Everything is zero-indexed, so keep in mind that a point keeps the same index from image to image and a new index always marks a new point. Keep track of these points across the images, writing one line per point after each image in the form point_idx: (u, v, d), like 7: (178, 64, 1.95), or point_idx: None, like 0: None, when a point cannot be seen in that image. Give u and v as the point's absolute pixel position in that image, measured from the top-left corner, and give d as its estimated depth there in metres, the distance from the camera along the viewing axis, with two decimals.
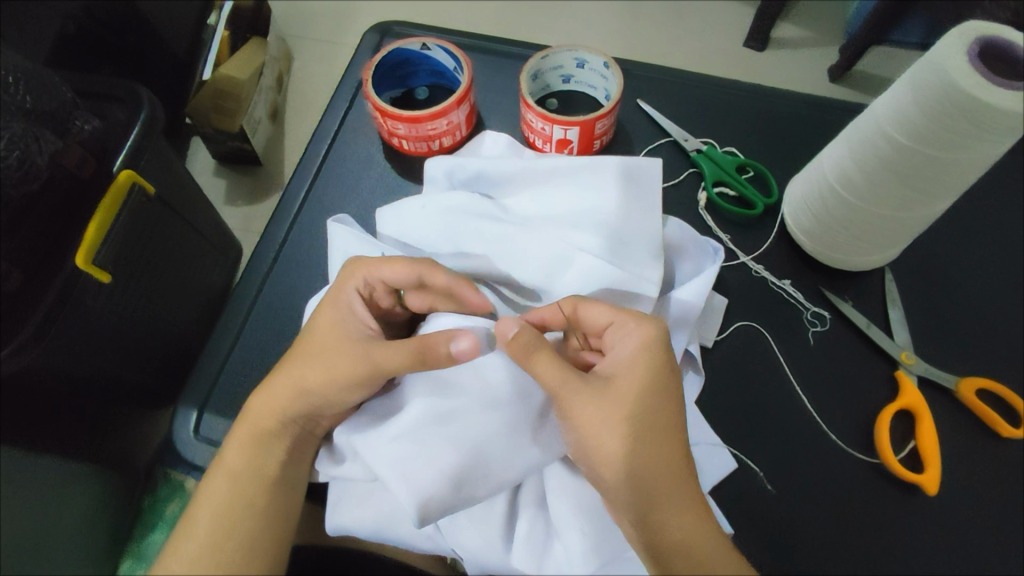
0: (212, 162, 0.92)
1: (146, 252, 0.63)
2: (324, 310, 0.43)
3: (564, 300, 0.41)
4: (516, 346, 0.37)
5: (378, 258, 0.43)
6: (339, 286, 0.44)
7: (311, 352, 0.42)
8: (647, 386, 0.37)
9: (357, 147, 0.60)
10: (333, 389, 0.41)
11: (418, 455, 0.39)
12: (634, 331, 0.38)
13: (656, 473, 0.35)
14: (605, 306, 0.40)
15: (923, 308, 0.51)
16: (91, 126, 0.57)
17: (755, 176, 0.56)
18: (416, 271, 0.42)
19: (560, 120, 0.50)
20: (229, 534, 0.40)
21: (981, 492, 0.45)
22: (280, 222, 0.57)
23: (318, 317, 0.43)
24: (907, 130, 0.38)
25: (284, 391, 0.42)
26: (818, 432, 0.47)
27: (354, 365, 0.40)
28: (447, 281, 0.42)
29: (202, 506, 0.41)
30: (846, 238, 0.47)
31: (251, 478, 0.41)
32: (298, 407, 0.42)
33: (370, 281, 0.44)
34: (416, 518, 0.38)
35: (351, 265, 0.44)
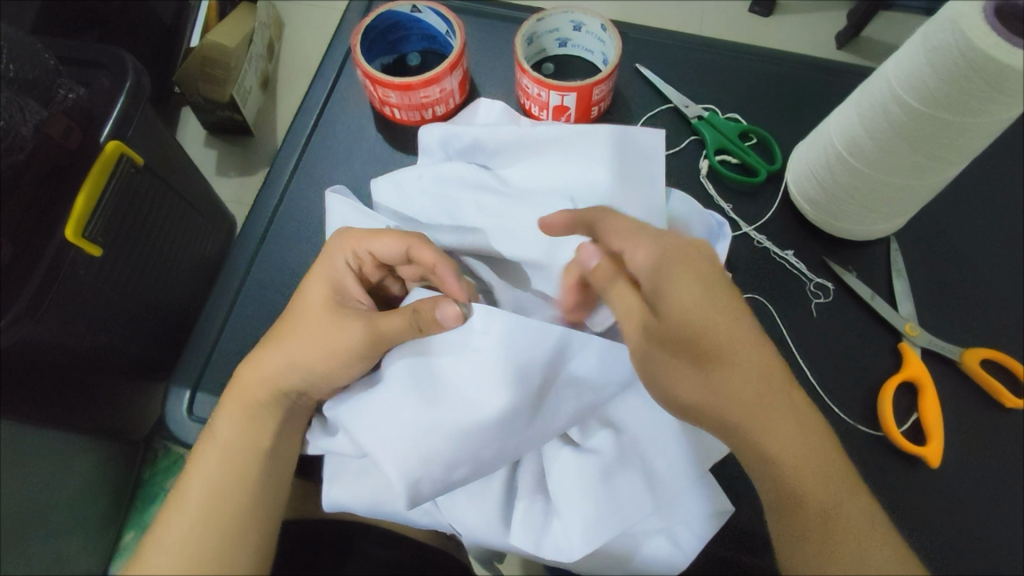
0: (204, 133, 0.89)
1: (137, 223, 0.61)
2: (314, 279, 0.43)
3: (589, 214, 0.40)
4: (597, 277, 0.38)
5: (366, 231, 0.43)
6: (328, 259, 0.43)
7: (304, 326, 0.42)
8: (710, 317, 0.36)
9: (347, 116, 0.58)
10: (324, 359, 0.41)
11: (409, 430, 0.38)
12: (663, 258, 0.37)
13: (734, 396, 0.36)
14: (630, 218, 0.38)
15: (929, 278, 0.50)
16: (75, 95, 0.55)
17: (757, 143, 0.54)
18: (406, 245, 0.41)
19: (557, 86, 0.48)
20: (218, 508, 0.39)
21: (984, 462, 0.45)
22: (270, 195, 0.55)
23: (307, 290, 0.43)
24: (920, 93, 0.36)
25: (275, 366, 0.42)
26: (820, 405, 0.46)
27: (347, 338, 0.40)
28: (432, 258, 0.41)
29: (192, 482, 0.40)
30: (852, 207, 0.46)
31: (242, 454, 0.41)
32: (292, 380, 0.41)
33: (360, 256, 0.43)
34: (407, 499, 0.39)
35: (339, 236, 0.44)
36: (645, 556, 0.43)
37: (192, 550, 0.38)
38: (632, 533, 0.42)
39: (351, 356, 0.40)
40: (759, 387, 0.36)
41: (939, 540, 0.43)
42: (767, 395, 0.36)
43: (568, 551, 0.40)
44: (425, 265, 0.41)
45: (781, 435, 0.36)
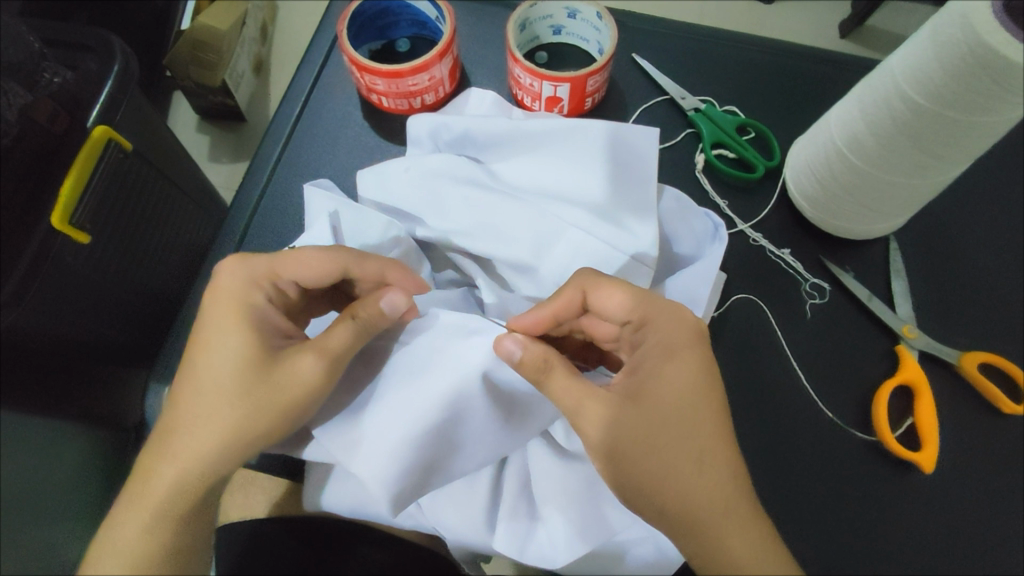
0: (194, 118, 0.87)
1: (126, 211, 0.59)
2: (222, 346, 0.37)
3: (573, 286, 0.38)
4: (527, 365, 0.36)
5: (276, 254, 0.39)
6: (229, 293, 0.39)
7: (230, 381, 0.37)
8: (688, 406, 0.35)
9: (335, 104, 0.56)
10: (277, 413, 0.37)
11: (385, 441, 0.38)
12: (659, 331, 0.36)
13: (670, 432, 0.34)
14: (625, 293, 0.37)
15: (928, 279, 0.49)
16: (61, 79, 0.54)
17: (755, 137, 0.52)
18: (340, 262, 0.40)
19: (549, 76, 0.47)
20: (168, 533, 0.37)
21: (980, 468, 0.44)
22: (255, 184, 0.54)
23: (216, 345, 0.37)
24: (926, 90, 0.35)
25: (203, 425, 0.37)
26: (815, 408, 0.45)
27: (294, 376, 0.37)
28: (376, 267, 0.40)
29: (125, 523, 0.37)
30: (850, 205, 0.44)
31: (177, 501, 0.37)
32: (222, 440, 0.37)
33: (276, 282, 0.40)
34: (389, 507, 0.38)
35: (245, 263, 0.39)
36: (635, 558, 0.42)
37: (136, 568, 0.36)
38: (618, 538, 0.42)
39: (307, 395, 0.37)
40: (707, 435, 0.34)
41: (931, 547, 0.42)
42: (715, 447, 0.34)
43: (553, 556, 0.39)
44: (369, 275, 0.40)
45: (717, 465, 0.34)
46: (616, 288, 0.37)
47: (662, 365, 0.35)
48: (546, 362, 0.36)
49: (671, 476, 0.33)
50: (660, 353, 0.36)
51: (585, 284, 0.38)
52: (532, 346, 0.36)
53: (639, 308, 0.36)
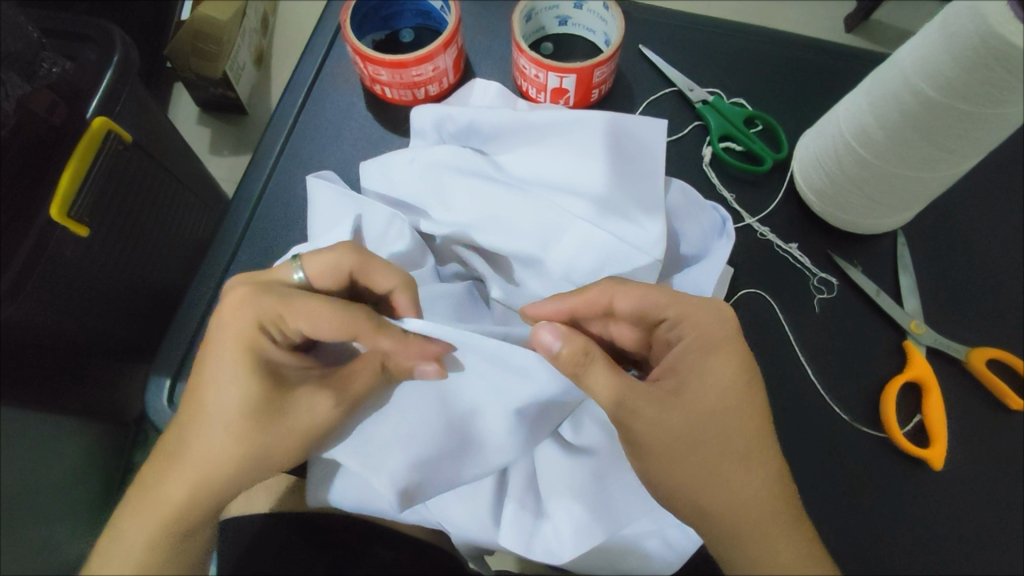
0: (194, 110, 0.86)
1: (126, 202, 0.59)
2: (217, 381, 0.36)
3: (601, 282, 0.38)
4: (566, 359, 0.35)
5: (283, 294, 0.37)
6: (226, 340, 0.36)
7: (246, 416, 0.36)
8: (727, 403, 0.35)
9: (338, 95, 0.56)
10: (299, 446, 0.37)
11: (398, 439, 0.38)
12: (697, 326, 0.36)
13: (706, 428, 0.35)
14: (649, 290, 0.37)
15: (936, 275, 0.48)
16: (60, 69, 0.53)
17: (763, 130, 0.52)
18: (350, 328, 0.37)
19: (555, 66, 0.46)
20: (165, 550, 0.37)
21: (988, 465, 0.43)
22: (256, 176, 0.53)
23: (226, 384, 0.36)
24: (937, 82, 0.34)
25: (206, 456, 0.36)
26: (822, 405, 0.45)
27: (309, 416, 0.37)
28: (387, 343, 0.37)
29: (128, 533, 0.37)
30: (859, 199, 0.44)
31: (168, 525, 0.37)
32: (229, 472, 0.37)
33: (280, 325, 0.37)
34: (398, 504, 0.38)
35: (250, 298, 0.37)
36: (641, 554, 0.41)
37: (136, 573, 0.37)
38: (625, 532, 0.41)
39: (324, 431, 0.38)
40: (744, 434, 0.35)
41: (938, 544, 0.42)
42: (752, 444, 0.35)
43: (558, 553, 0.39)
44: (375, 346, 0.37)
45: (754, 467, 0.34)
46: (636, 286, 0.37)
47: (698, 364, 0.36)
48: (586, 354, 0.35)
49: (711, 474, 0.34)
50: (697, 347, 0.36)
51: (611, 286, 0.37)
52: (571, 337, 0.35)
53: (674, 302, 0.36)
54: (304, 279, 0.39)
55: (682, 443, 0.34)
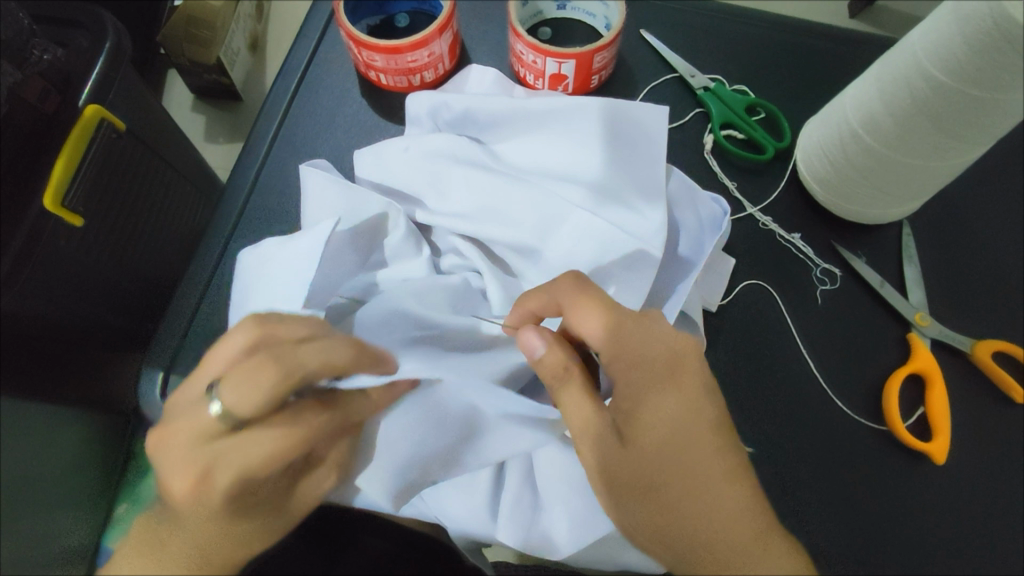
0: (189, 97, 0.85)
1: (120, 191, 0.58)
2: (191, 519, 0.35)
3: (552, 294, 0.36)
4: (545, 365, 0.36)
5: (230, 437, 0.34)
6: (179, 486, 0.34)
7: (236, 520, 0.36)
8: (685, 435, 0.34)
9: (332, 82, 0.54)
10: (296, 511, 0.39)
11: (397, 448, 0.38)
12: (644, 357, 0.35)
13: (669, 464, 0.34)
14: (605, 321, 0.35)
15: (941, 265, 0.47)
16: (51, 56, 0.53)
17: (766, 117, 0.51)
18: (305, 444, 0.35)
19: (553, 52, 0.45)
20: None
21: (993, 458, 0.43)
22: (249, 165, 0.52)
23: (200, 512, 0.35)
24: (949, 68, 0.33)
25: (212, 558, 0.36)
26: (825, 398, 0.44)
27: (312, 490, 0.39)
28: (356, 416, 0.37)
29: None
30: (865, 188, 0.43)
31: None
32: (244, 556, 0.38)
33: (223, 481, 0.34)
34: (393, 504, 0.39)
35: (190, 460, 0.34)
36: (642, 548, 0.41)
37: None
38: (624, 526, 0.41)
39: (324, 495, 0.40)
40: (712, 463, 0.34)
41: (942, 539, 0.41)
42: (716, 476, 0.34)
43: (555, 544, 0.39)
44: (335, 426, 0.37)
45: (727, 495, 0.33)
46: (594, 311, 0.35)
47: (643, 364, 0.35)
48: (566, 368, 0.35)
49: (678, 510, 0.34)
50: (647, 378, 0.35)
51: (561, 298, 0.35)
52: (551, 344, 0.35)
53: (621, 338, 0.35)
54: (228, 414, 0.33)
55: (640, 482, 0.34)
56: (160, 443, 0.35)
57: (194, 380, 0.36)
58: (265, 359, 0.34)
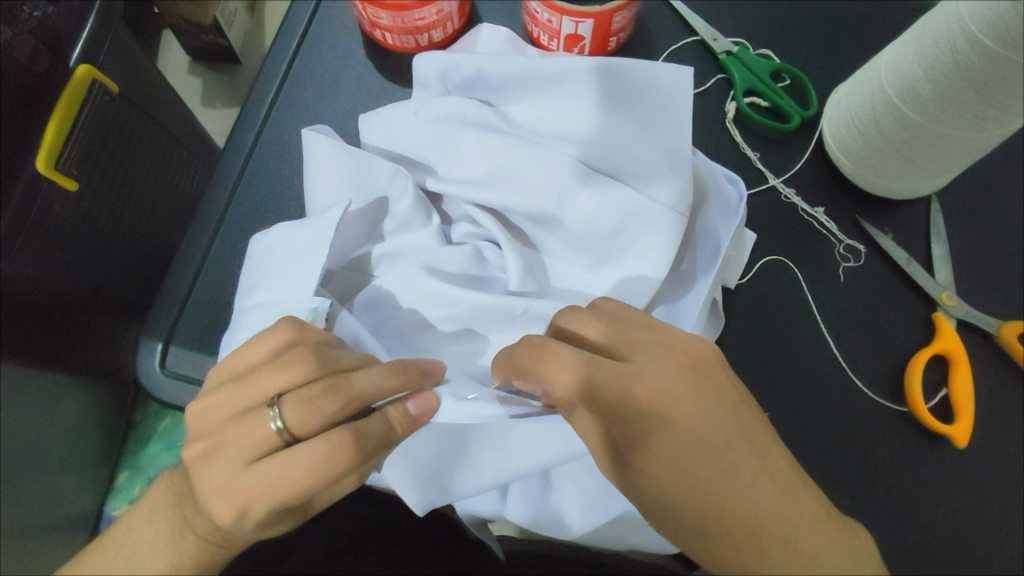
0: (185, 59, 0.82)
1: (117, 155, 0.55)
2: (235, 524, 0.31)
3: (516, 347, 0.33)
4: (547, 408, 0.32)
5: (281, 461, 0.30)
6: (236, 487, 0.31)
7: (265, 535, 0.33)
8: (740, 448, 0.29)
9: (335, 41, 0.52)
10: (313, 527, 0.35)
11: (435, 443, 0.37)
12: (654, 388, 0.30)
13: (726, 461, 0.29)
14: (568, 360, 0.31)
15: (970, 244, 0.45)
16: (41, 13, 0.48)
17: (791, 84, 0.48)
18: (343, 434, 0.31)
19: (569, 10, 0.43)
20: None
21: (1016, 442, 0.42)
22: (247, 127, 0.50)
23: (230, 532, 0.32)
24: (997, 31, 0.31)
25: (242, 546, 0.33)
26: (846, 378, 0.43)
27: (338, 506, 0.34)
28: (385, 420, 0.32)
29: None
30: (895, 161, 0.41)
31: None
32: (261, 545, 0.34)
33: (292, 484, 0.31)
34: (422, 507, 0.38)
35: (243, 490, 0.30)
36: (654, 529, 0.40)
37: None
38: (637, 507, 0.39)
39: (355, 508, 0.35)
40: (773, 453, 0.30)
41: (962, 524, 0.40)
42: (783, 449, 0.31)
43: (565, 521, 0.39)
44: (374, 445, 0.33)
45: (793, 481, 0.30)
46: (559, 361, 0.31)
47: (636, 362, 0.31)
48: (567, 404, 0.31)
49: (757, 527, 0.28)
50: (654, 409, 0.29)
51: (523, 362, 0.32)
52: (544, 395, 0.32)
53: (592, 378, 0.30)
54: (284, 430, 0.31)
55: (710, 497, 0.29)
56: (202, 459, 0.32)
57: (228, 394, 0.32)
58: (305, 353, 0.32)
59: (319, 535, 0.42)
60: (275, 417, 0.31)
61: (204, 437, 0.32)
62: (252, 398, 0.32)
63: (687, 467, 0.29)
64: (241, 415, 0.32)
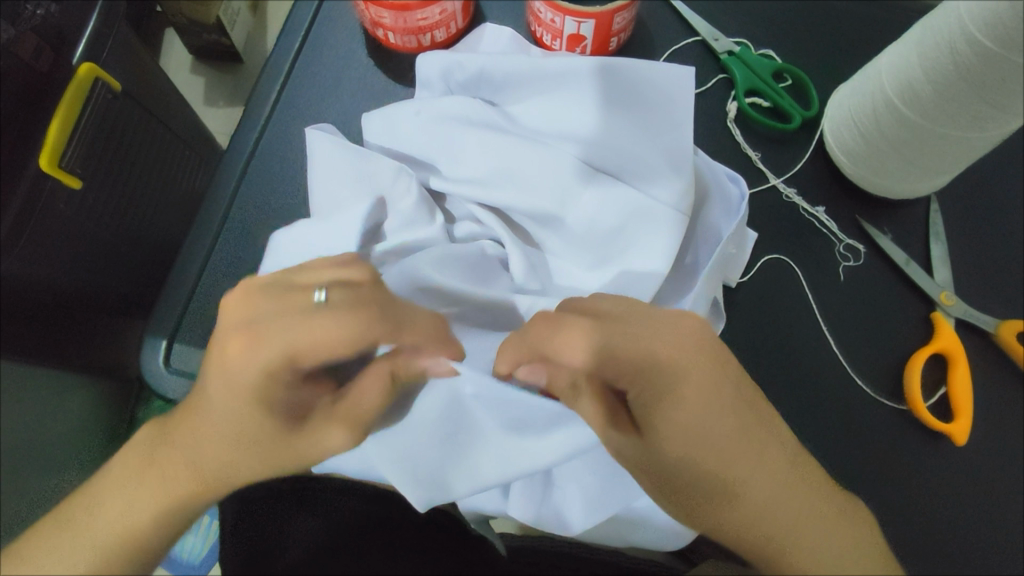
0: (187, 58, 0.82)
1: (120, 153, 0.56)
2: (232, 359, 0.31)
3: (530, 326, 0.33)
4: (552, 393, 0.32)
5: (298, 320, 0.31)
6: (245, 350, 0.31)
7: (237, 447, 0.32)
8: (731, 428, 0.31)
9: (338, 40, 0.52)
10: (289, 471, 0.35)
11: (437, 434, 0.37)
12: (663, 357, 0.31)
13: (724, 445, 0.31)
14: (584, 339, 0.31)
15: (969, 243, 0.46)
16: (45, 11, 0.49)
17: (792, 85, 0.49)
18: (368, 336, 0.31)
19: (572, 10, 0.43)
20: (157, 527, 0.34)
21: (1014, 440, 0.42)
22: (251, 126, 0.50)
23: (217, 403, 0.32)
24: (997, 32, 0.31)
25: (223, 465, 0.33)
26: (845, 377, 0.43)
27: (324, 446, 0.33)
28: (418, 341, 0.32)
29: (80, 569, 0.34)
30: (896, 161, 0.41)
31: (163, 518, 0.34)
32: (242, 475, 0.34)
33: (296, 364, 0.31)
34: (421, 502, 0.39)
35: (252, 340, 0.31)
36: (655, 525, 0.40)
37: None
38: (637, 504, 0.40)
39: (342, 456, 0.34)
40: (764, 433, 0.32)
41: (960, 520, 0.41)
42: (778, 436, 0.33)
43: (566, 519, 0.39)
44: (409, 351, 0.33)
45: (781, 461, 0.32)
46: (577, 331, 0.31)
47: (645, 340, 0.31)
48: (575, 385, 0.31)
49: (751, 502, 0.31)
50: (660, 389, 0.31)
51: (538, 342, 0.32)
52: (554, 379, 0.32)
53: (607, 351, 0.31)
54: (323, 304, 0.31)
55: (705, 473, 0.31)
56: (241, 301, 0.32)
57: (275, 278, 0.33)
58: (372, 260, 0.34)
59: (310, 527, 0.43)
60: (320, 292, 0.31)
61: (236, 299, 0.32)
62: (294, 283, 0.32)
63: (687, 451, 0.31)
64: (284, 292, 0.32)
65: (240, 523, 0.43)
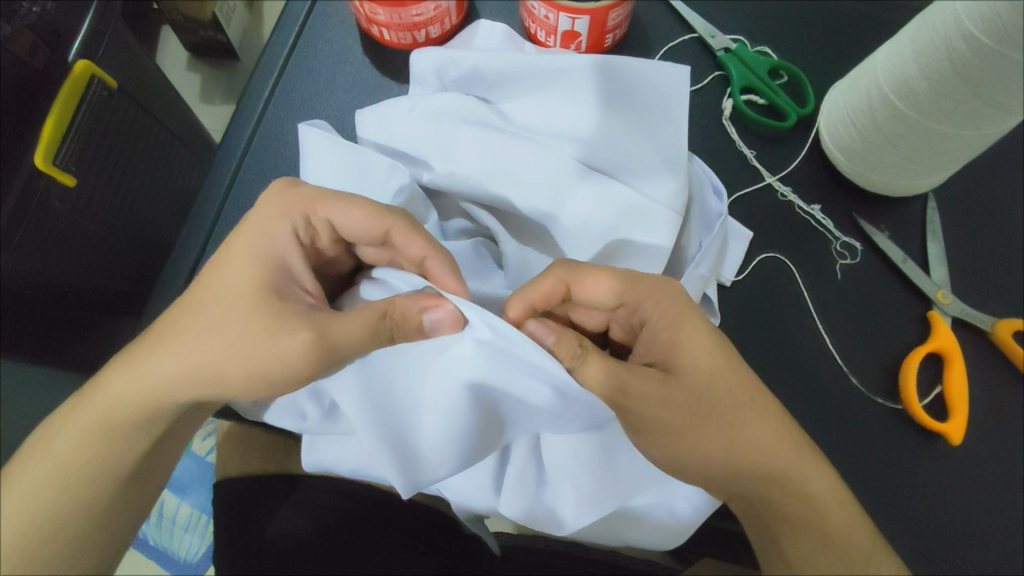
0: (183, 54, 0.82)
1: (116, 150, 0.55)
2: (251, 227, 0.37)
3: (557, 273, 0.35)
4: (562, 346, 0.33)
5: (323, 192, 0.37)
6: (269, 220, 0.37)
7: (221, 317, 0.35)
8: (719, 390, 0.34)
9: (332, 36, 0.52)
10: (245, 375, 0.35)
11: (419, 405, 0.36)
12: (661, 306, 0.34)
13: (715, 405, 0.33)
14: (610, 279, 0.34)
15: (966, 242, 0.45)
16: (40, 8, 0.49)
17: (787, 82, 0.49)
18: (383, 225, 0.36)
19: (566, 6, 0.43)
20: (131, 421, 0.37)
21: (1011, 439, 0.42)
22: (244, 122, 0.50)
23: (226, 263, 0.36)
24: (992, 26, 0.31)
25: (192, 357, 0.36)
26: (841, 375, 0.43)
27: (286, 350, 0.34)
28: (420, 250, 0.35)
29: (70, 433, 0.37)
30: (893, 158, 0.41)
31: (140, 408, 0.37)
32: (203, 377, 0.36)
33: (311, 220, 0.37)
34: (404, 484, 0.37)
35: (279, 204, 0.37)
36: (650, 525, 0.39)
37: (31, 545, 0.35)
38: (632, 503, 0.39)
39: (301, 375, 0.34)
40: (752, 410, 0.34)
41: (962, 521, 0.40)
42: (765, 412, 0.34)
43: (557, 518, 0.38)
44: (412, 255, 0.35)
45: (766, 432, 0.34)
46: (599, 274, 0.34)
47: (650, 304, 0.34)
48: (581, 346, 0.33)
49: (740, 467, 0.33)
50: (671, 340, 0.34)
51: (564, 280, 0.34)
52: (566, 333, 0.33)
53: (629, 292, 0.34)
54: None
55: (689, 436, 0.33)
56: None
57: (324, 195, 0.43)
58: None
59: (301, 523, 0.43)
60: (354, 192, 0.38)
61: None
62: None
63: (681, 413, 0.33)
64: None
65: (231, 526, 0.43)
